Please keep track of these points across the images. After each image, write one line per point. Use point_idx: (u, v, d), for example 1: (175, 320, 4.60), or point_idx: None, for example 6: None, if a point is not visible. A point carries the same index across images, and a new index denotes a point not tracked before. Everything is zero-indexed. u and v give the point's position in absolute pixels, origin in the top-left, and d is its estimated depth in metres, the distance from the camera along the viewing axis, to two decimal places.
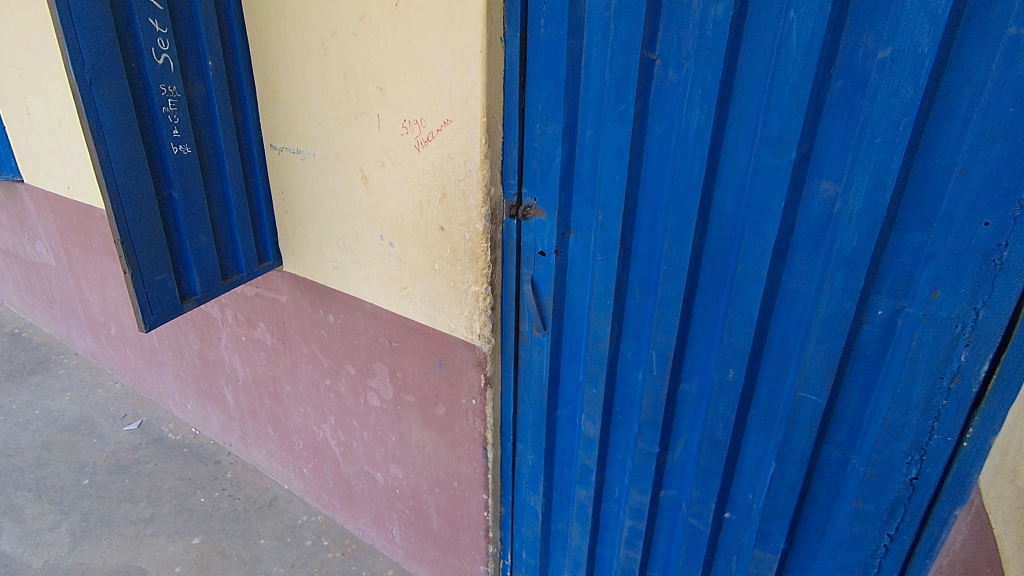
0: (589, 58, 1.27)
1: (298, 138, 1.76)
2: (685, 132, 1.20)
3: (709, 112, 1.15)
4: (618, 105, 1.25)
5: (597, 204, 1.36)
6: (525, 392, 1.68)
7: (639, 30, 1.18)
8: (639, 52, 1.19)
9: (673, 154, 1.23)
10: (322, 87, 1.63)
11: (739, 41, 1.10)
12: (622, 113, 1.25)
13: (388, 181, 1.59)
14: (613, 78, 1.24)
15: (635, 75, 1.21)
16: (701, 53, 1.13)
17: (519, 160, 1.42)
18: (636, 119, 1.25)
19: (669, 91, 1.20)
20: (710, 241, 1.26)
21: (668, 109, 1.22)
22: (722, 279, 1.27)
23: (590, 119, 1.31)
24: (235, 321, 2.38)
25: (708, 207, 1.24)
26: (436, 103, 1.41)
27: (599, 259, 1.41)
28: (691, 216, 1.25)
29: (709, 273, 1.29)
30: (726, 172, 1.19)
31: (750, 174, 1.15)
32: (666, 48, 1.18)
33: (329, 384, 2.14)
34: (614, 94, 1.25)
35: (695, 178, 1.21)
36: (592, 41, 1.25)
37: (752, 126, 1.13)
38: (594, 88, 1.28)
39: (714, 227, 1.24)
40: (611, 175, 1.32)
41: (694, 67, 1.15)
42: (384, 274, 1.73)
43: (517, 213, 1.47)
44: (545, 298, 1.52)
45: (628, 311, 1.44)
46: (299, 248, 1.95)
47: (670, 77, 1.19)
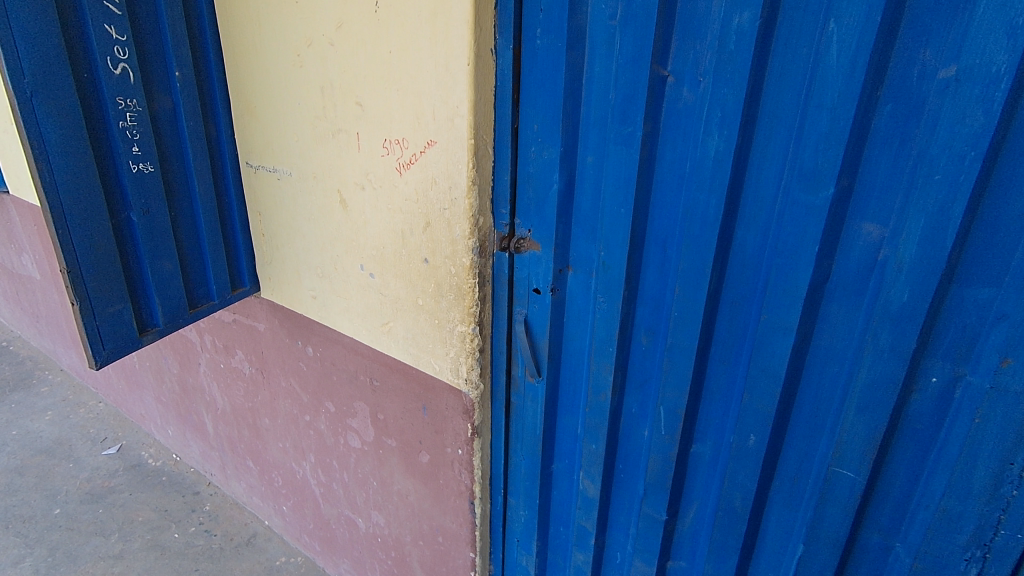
0: (591, 74, 1.11)
1: (274, 156, 1.61)
2: (702, 161, 1.02)
3: (730, 138, 0.98)
4: (624, 128, 1.09)
5: (599, 239, 1.20)
6: (517, 442, 1.50)
7: (648, 41, 1.01)
8: (649, 67, 1.03)
9: (686, 185, 1.06)
10: (299, 102, 1.48)
11: (766, 56, 0.93)
12: (628, 137, 1.09)
13: (368, 206, 1.43)
14: (618, 97, 1.08)
15: (644, 93, 1.04)
16: (721, 69, 0.96)
17: (511, 186, 1.26)
18: (644, 143, 1.08)
19: (683, 113, 1.03)
20: (729, 286, 1.08)
21: (681, 134, 1.05)
22: (742, 330, 1.09)
23: (592, 143, 1.15)
24: (213, 347, 2.23)
25: (727, 247, 1.06)
26: (419, 121, 1.25)
27: (601, 301, 1.24)
28: (707, 257, 1.07)
29: (727, 323, 1.11)
30: (749, 208, 1.02)
31: (778, 211, 0.98)
32: (679, 63, 1.01)
33: (308, 421, 1.97)
34: (620, 115, 1.09)
35: (712, 214, 1.04)
36: (594, 55, 1.09)
37: (782, 155, 0.96)
38: (596, 108, 1.12)
39: (733, 270, 1.07)
40: (614, 207, 1.15)
41: (712, 86, 0.98)
42: (365, 307, 1.57)
43: (509, 246, 1.31)
44: (540, 341, 1.35)
45: (633, 359, 1.27)
46: (276, 273, 1.79)
47: (684, 96, 1.02)
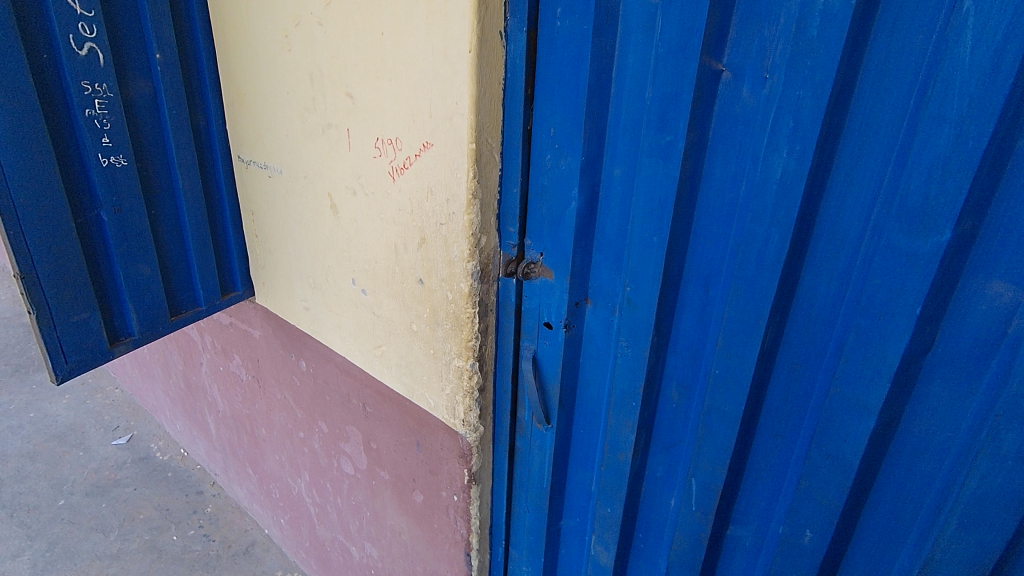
0: (622, 67, 0.87)
1: (265, 150, 1.43)
2: (761, 183, 0.78)
3: (803, 155, 0.74)
4: (662, 136, 0.85)
5: (625, 271, 0.97)
6: (521, 492, 1.30)
7: (698, 25, 0.77)
8: (698, 59, 0.79)
9: (739, 214, 0.82)
10: (287, 90, 1.29)
11: (861, 46, 0.68)
12: (667, 148, 0.85)
13: (359, 213, 1.24)
14: (656, 97, 0.84)
15: (689, 93, 0.81)
16: (796, 65, 0.72)
17: (522, 200, 1.04)
18: (687, 158, 0.85)
19: (740, 120, 0.79)
20: (788, 344, 0.85)
21: (737, 147, 0.81)
22: (804, 400, 0.85)
23: (621, 153, 0.92)
24: (213, 349, 2.10)
25: (790, 295, 0.82)
26: (414, 119, 1.04)
27: (625, 345, 1.01)
28: (763, 306, 0.83)
29: (784, 389, 0.87)
30: (823, 247, 0.77)
31: (866, 256, 0.73)
32: (739, 54, 0.77)
33: (302, 438, 1.82)
34: (657, 119, 0.85)
35: (771, 253, 0.80)
36: (628, 42, 0.85)
37: (874, 183, 0.70)
38: (628, 109, 0.89)
39: (795, 325, 0.83)
40: (645, 235, 0.92)
41: (783, 85, 0.73)
42: (357, 326, 1.38)
43: (517, 271, 1.09)
44: (550, 384, 1.14)
45: (660, 417, 1.04)
46: (269, 279, 1.63)
47: (743, 98, 0.78)
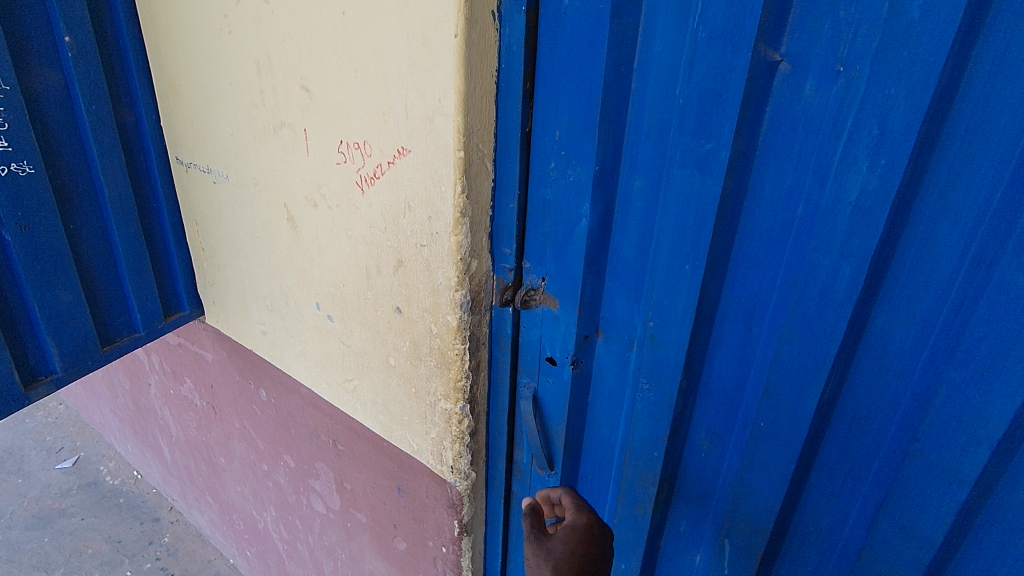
0: (647, 57, 0.70)
1: (206, 152, 1.22)
2: (829, 205, 0.63)
3: (889, 173, 0.58)
4: (700, 144, 0.69)
5: (648, 302, 0.81)
6: (519, 541, 1.15)
7: (754, 3, 0.60)
8: (752, 48, 0.62)
9: (796, 241, 0.67)
10: (229, 82, 1.07)
11: (979, 29, 0.51)
12: (705, 158, 0.69)
13: (322, 229, 1.05)
14: (693, 95, 0.67)
15: (738, 91, 0.64)
16: (885, 58, 0.56)
17: (519, 215, 0.87)
18: (730, 171, 0.69)
19: (801, 126, 0.63)
20: (851, 394, 0.71)
21: (795, 158, 0.65)
22: (868, 459, 0.72)
23: (643, 163, 0.75)
24: (161, 370, 1.88)
25: (857, 337, 0.68)
26: (386, 118, 0.85)
27: (646, 387, 0.86)
28: (825, 351, 0.69)
29: (842, 444, 0.73)
30: (904, 283, 0.62)
31: (967, 298, 0.59)
32: (802, 43, 0.61)
33: (267, 471, 1.63)
34: (693, 123, 0.69)
35: (838, 289, 0.65)
36: (655, 25, 0.68)
37: (980, 209, 0.55)
38: (653, 110, 0.72)
39: (862, 372, 0.69)
40: (674, 262, 0.76)
41: (867, 82, 0.57)
42: (323, 356, 1.20)
43: (510, 297, 0.93)
44: (554, 426, 0.99)
45: (686, 467, 0.90)
46: (220, 297, 1.42)
47: (807, 99, 0.62)
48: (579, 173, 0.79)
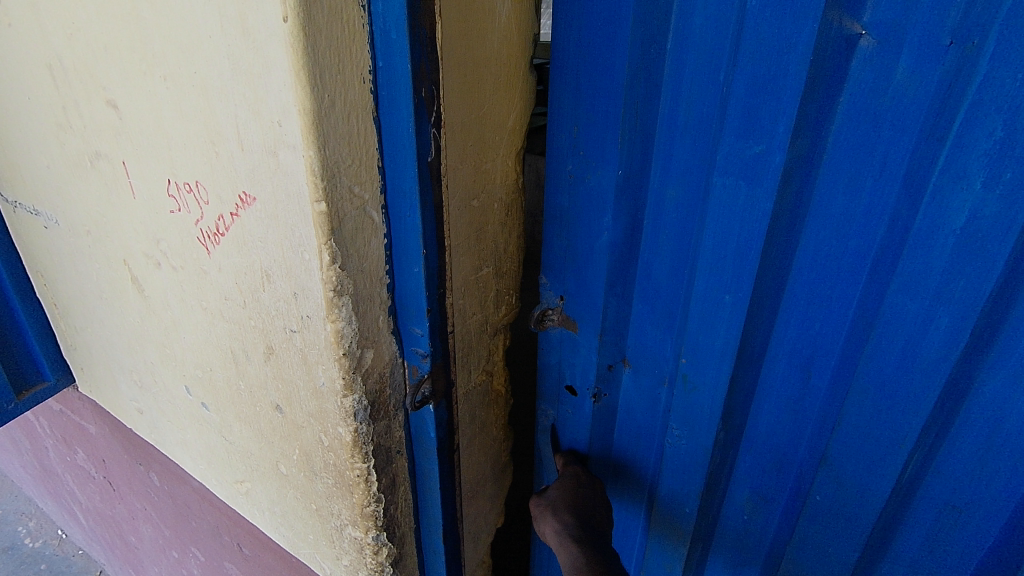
0: (684, 33, 0.56)
1: (27, 188, 0.90)
2: (918, 241, 0.53)
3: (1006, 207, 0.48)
4: (748, 147, 0.57)
5: (683, 332, 0.71)
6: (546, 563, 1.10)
7: None
8: (820, 15, 0.49)
9: (872, 282, 0.57)
10: (27, 95, 0.76)
11: None
12: (754, 164, 0.57)
13: (172, 296, 0.76)
14: (738, 82, 0.55)
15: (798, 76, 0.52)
16: (1013, 34, 0.43)
17: (434, 277, 0.60)
18: (785, 182, 0.57)
19: (886, 126, 0.51)
20: (940, 477, 0.62)
21: (872, 171, 0.53)
22: (962, 557, 0.64)
23: (673, 173, 0.63)
24: (51, 434, 1.56)
25: (953, 405, 0.58)
26: (218, 150, 0.56)
27: (676, 433, 0.78)
28: (911, 404, 0.60)
29: (925, 537, 0.66)
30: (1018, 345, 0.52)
31: None
32: (894, 11, 0.47)
33: (178, 558, 1.35)
34: (738, 122, 0.56)
35: (926, 344, 0.56)
36: None
37: None
38: (692, 103, 0.58)
39: (960, 445, 0.59)
40: (714, 290, 0.65)
41: (987, 65, 0.45)
42: (207, 450, 0.92)
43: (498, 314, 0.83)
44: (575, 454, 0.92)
45: (726, 509, 0.82)
46: (86, 365, 1.12)
47: (899, 88, 0.49)
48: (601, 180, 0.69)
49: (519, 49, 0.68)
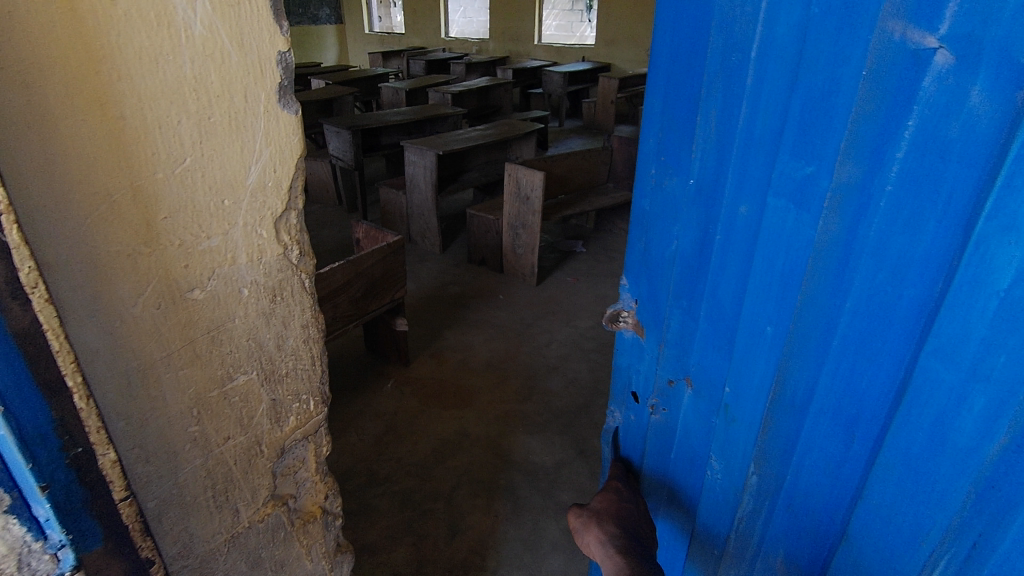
0: (768, 40, 0.84)
1: None
2: (964, 295, 0.69)
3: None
4: (800, 167, 0.85)
5: (752, 311, 0.99)
6: (660, 527, 1.41)
7: (871, 9, 0.72)
8: (874, 23, 0.72)
9: (920, 324, 0.76)
10: None
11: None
12: (804, 181, 0.85)
13: None
14: (798, 98, 0.83)
15: (854, 78, 0.76)
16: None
17: (13, 438, 0.74)
18: (834, 201, 0.82)
19: (953, 156, 0.68)
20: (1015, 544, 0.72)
21: (934, 188, 0.70)
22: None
23: (748, 179, 0.93)
24: None
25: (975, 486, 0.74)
26: None
27: (716, 458, 1.17)
28: (946, 444, 0.76)
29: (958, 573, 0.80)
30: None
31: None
32: (966, 29, 0.63)
33: None
34: (793, 143, 0.85)
35: (948, 373, 0.73)
36: (774, 26, 0.83)
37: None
38: (767, 113, 0.87)
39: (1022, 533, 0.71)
40: (762, 310, 0.97)
41: None
42: None
43: (282, 429, 1.14)
44: (672, 419, 1.25)
45: (773, 513, 1.10)
46: None
47: (972, 108, 0.65)
48: (700, 179, 1.01)
49: (243, 72, 0.86)
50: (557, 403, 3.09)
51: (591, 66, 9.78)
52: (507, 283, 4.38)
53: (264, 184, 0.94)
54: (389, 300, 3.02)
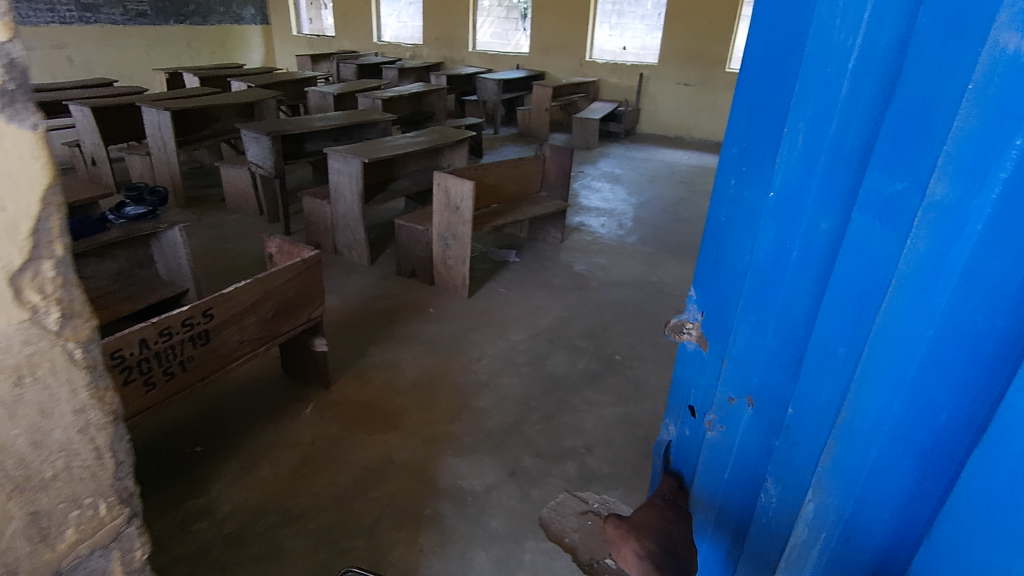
0: (871, 49, 0.78)
1: None
2: None
3: None
4: (891, 183, 0.80)
5: (829, 332, 0.93)
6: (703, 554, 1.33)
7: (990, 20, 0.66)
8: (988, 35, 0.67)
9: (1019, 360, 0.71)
10: None
11: None
12: (894, 198, 0.80)
13: None
14: (896, 112, 0.77)
15: (959, 90, 0.71)
16: None
17: None
18: (926, 225, 0.76)
19: None
20: None
21: None
22: None
23: (837, 193, 0.87)
24: None
25: None
26: None
27: (772, 485, 1.11)
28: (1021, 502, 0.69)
29: None
30: None
31: None
32: None
33: None
34: (887, 155, 0.80)
35: None
36: (880, 31, 0.76)
37: None
38: (860, 126, 0.82)
39: None
40: (837, 330, 0.92)
41: None
42: None
43: (58, 549, 0.87)
44: (727, 441, 1.17)
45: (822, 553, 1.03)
46: None
47: None
48: (781, 192, 0.92)
49: None
50: (488, 421, 2.97)
51: (525, 74, 9.79)
52: (438, 295, 4.23)
53: (12, 227, 0.71)
54: (305, 318, 2.82)
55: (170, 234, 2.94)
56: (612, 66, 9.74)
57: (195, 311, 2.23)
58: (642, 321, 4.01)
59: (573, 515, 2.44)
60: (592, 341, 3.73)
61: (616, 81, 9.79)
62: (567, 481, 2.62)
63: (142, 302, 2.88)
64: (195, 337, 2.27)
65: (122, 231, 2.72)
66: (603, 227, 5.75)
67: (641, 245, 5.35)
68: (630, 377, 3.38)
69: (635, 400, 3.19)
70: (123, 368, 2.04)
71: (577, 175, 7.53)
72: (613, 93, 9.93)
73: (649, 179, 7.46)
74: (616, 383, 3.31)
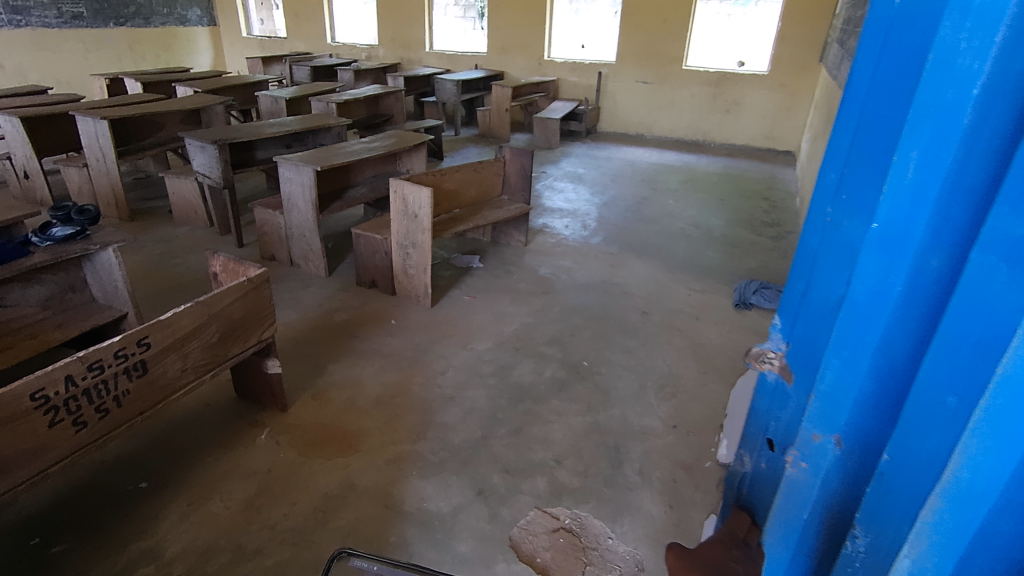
0: None
1: None
2: None
3: None
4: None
5: (944, 396, 0.57)
6: None
7: None
8: None
9: None
10: None
11: None
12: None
13: None
14: None
15: None
16: None
17: None
18: None
19: None
20: None
21: None
22: None
23: (957, 204, 0.55)
24: None
25: None
26: None
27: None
28: None
29: None
30: None
31: None
32: None
33: None
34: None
35: None
36: None
37: None
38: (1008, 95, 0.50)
39: None
40: (944, 379, 0.57)
41: None
42: None
43: None
44: (808, 482, 0.77)
45: None
46: None
47: None
48: (886, 223, 0.60)
49: None
50: (454, 438, 2.87)
51: (484, 74, 9.68)
52: (400, 306, 4.10)
53: None
54: (255, 340, 2.67)
55: (104, 256, 2.74)
56: (571, 65, 9.72)
57: (129, 340, 2.06)
58: (608, 324, 3.97)
59: (544, 533, 2.37)
60: (559, 348, 3.66)
61: (575, 79, 9.78)
62: (537, 497, 2.54)
63: (76, 329, 2.67)
64: (130, 369, 2.10)
65: (48, 254, 2.51)
66: (567, 228, 5.70)
67: (605, 245, 5.32)
68: (598, 383, 3.33)
69: (603, 407, 3.13)
70: (48, 409, 1.87)
71: (539, 175, 7.47)
72: (573, 92, 9.92)
73: (611, 177, 7.46)
74: (584, 390, 3.25)
